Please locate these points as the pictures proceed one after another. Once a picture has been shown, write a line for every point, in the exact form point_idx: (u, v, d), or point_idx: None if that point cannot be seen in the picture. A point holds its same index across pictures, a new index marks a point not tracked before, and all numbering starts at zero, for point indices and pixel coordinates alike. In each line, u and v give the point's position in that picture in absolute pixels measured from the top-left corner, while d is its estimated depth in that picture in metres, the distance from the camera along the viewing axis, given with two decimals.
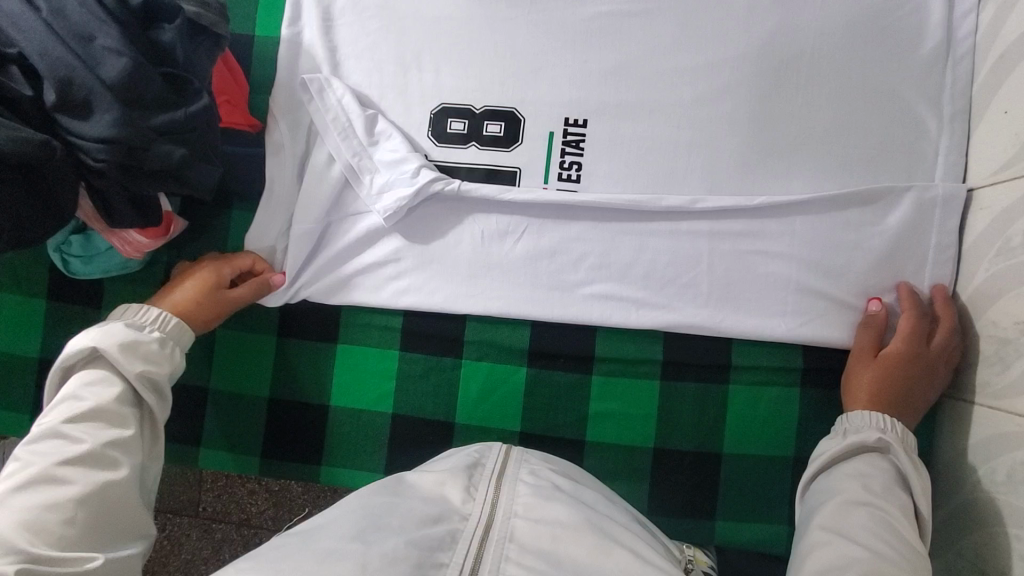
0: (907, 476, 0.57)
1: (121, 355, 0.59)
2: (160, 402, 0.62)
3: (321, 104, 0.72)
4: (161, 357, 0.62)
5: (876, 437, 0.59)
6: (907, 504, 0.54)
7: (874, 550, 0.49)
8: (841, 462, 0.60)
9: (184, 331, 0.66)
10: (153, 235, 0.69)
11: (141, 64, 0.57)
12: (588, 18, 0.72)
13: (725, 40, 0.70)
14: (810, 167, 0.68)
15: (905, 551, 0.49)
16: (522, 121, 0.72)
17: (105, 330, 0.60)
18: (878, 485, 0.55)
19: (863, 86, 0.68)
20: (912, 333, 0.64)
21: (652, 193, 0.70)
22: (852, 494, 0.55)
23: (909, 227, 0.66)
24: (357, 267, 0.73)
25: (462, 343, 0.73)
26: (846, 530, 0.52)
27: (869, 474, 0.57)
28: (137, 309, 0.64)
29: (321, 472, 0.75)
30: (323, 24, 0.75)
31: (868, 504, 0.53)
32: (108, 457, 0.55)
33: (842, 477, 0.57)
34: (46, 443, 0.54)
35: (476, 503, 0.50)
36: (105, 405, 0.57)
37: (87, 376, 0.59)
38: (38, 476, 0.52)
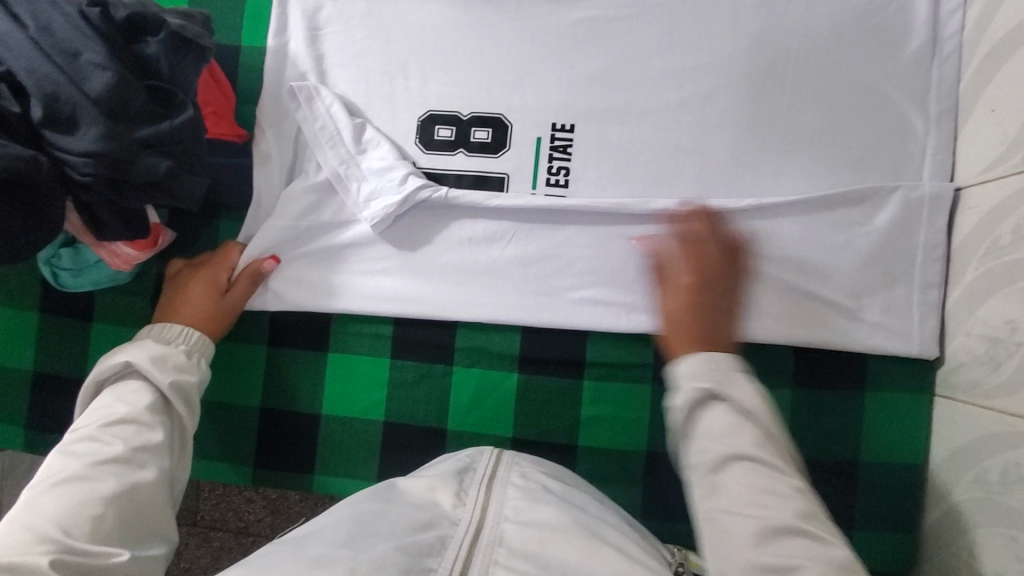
0: (753, 412, 0.46)
1: (153, 366, 0.61)
2: (191, 411, 0.63)
3: (304, 113, 0.73)
4: (189, 368, 0.64)
5: (683, 395, 0.47)
6: (777, 442, 0.45)
7: (763, 508, 0.41)
8: (704, 428, 0.46)
9: (206, 344, 0.68)
10: (142, 247, 0.69)
11: (126, 78, 0.57)
12: (574, 23, 0.72)
13: (711, 43, 0.70)
14: (798, 169, 0.68)
15: (784, 483, 0.43)
16: (509, 127, 0.72)
17: (137, 347, 0.63)
18: (729, 445, 0.44)
19: (850, 86, 0.68)
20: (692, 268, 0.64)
21: (640, 198, 0.70)
22: (721, 453, 0.44)
23: (897, 227, 0.66)
24: (347, 277, 0.73)
25: (453, 351, 0.73)
26: (731, 501, 0.43)
27: (714, 430, 0.45)
28: (160, 327, 0.67)
29: (313, 482, 0.75)
30: (310, 34, 0.75)
31: (751, 456, 0.43)
32: (137, 460, 0.55)
33: (705, 438, 0.46)
34: (81, 445, 0.55)
35: (466, 508, 0.50)
36: (139, 411, 0.58)
37: (122, 387, 0.61)
38: (73, 474, 0.52)
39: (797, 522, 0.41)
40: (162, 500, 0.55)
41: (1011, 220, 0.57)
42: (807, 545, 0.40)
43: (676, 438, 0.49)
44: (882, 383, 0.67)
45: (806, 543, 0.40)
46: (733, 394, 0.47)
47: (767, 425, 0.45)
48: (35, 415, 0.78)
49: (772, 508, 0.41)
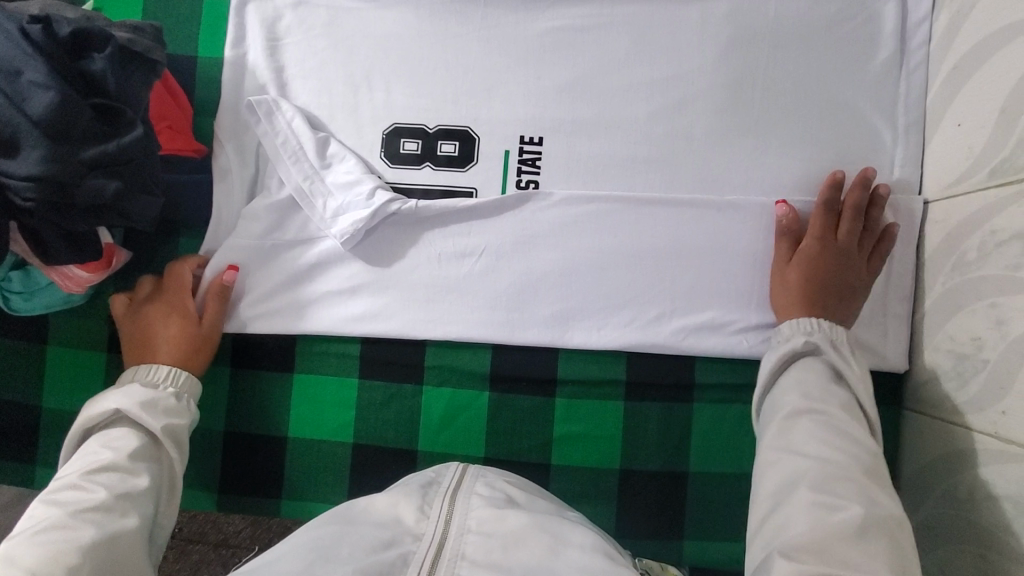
0: (845, 373, 0.56)
1: (141, 412, 0.60)
2: (179, 457, 0.62)
3: (263, 125, 0.70)
4: (178, 411, 0.63)
5: (799, 344, 0.59)
6: (853, 407, 0.54)
7: (824, 452, 0.49)
8: (805, 378, 0.56)
9: (195, 384, 0.66)
10: (94, 269, 0.66)
11: (70, 97, 0.55)
12: (541, 33, 0.71)
13: (679, 54, 0.69)
14: (769, 181, 0.68)
15: (852, 433, 0.50)
16: (476, 140, 0.71)
17: (126, 391, 0.62)
18: (831, 401, 0.53)
19: (819, 98, 0.67)
20: (821, 226, 0.65)
21: (609, 212, 0.69)
22: (795, 407, 0.53)
23: (867, 240, 0.65)
24: (313, 295, 0.71)
25: (423, 369, 0.71)
26: (794, 444, 0.51)
27: (807, 380, 0.55)
28: (147, 367, 0.65)
29: (281, 506, 0.73)
30: (269, 45, 0.72)
31: (809, 409, 0.53)
32: (119, 509, 0.54)
33: (784, 389, 0.56)
34: (65, 493, 0.54)
35: (430, 522, 0.49)
36: (124, 459, 0.58)
37: (110, 432, 0.60)
38: (53, 523, 0.51)
39: (870, 475, 0.47)
40: (142, 549, 0.54)
41: (977, 234, 0.57)
42: (858, 488, 0.46)
43: (767, 393, 0.59)
44: None
45: (857, 487, 0.46)
46: (840, 359, 0.57)
47: (857, 391, 0.55)
48: None
49: (836, 450, 0.49)
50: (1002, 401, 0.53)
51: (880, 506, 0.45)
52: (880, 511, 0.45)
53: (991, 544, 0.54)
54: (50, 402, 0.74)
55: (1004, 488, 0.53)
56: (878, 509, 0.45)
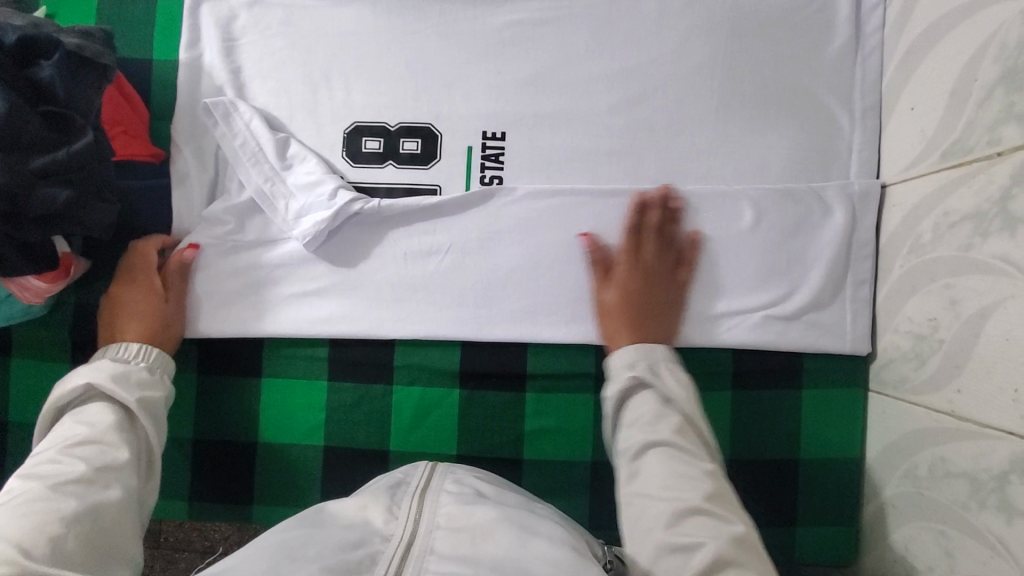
0: (673, 396, 0.55)
1: (114, 385, 0.59)
2: (157, 430, 0.61)
3: (218, 122, 0.69)
4: (151, 385, 0.62)
5: (625, 380, 0.56)
6: (693, 435, 0.53)
7: (672, 492, 0.48)
8: (633, 411, 0.55)
9: (168, 362, 0.65)
10: (53, 279, 0.64)
11: (19, 105, 0.54)
12: (500, 27, 0.70)
13: (638, 45, 0.69)
14: (730, 170, 0.68)
15: (697, 463, 0.50)
16: (439, 136, 0.70)
17: (95, 367, 0.60)
18: (667, 426, 0.52)
19: (777, 86, 0.68)
20: (630, 247, 0.67)
21: (573, 206, 0.69)
22: (641, 440, 0.52)
23: (829, 226, 0.66)
24: (278, 298, 0.70)
25: (392, 369, 0.71)
26: (648, 485, 0.49)
27: (643, 414, 0.54)
28: (117, 346, 0.63)
29: (254, 511, 0.72)
30: (225, 45, 0.71)
31: (664, 441, 0.51)
32: (101, 481, 0.53)
33: (630, 427, 0.54)
34: (43, 468, 0.52)
35: (400, 522, 0.49)
36: (103, 431, 0.56)
37: (84, 410, 0.58)
38: (33, 497, 0.49)
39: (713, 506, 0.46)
40: (129, 518, 0.53)
41: (931, 217, 0.58)
42: (709, 522, 0.45)
43: (617, 427, 0.57)
44: (821, 381, 0.67)
45: (706, 519, 0.45)
46: (665, 385, 0.56)
47: (688, 411, 0.54)
48: None
49: (680, 489, 0.48)
50: (956, 380, 0.54)
51: (725, 529, 0.45)
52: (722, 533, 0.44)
53: (948, 521, 0.55)
54: (15, 414, 0.73)
55: (958, 466, 0.54)
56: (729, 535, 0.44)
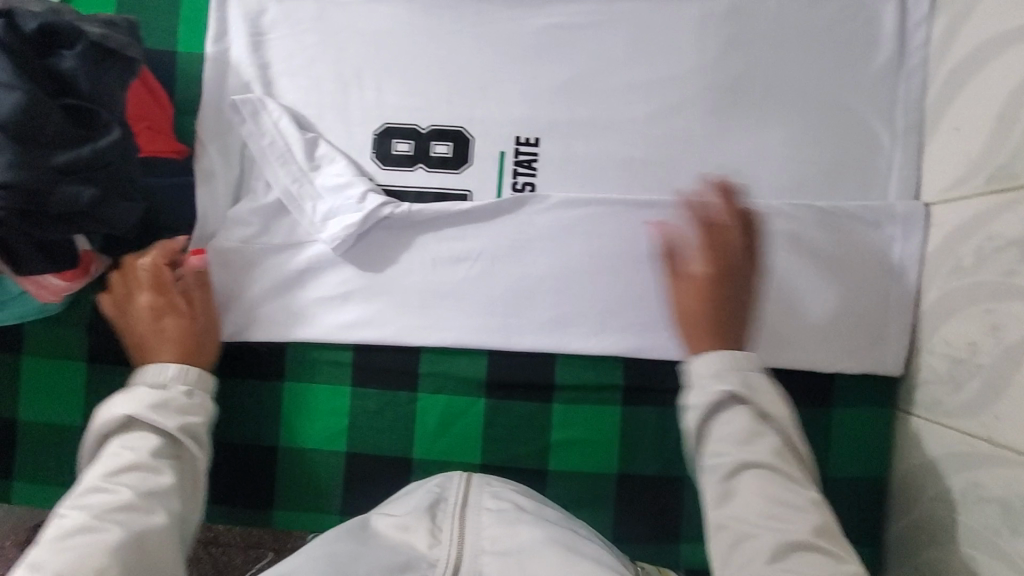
0: (772, 414, 0.50)
1: (151, 412, 0.54)
2: (197, 454, 0.56)
3: (249, 127, 0.68)
4: (196, 405, 0.57)
5: (714, 389, 0.50)
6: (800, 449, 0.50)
7: (777, 521, 0.44)
8: (723, 425, 0.50)
9: (215, 381, 0.61)
10: (72, 278, 0.63)
11: (38, 98, 0.51)
12: (537, 31, 0.69)
13: (679, 54, 0.68)
14: (767, 185, 0.67)
15: (798, 490, 0.46)
16: (471, 140, 0.69)
17: (133, 395, 0.55)
18: (761, 448, 0.48)
19: (818, 100, 0.67)
20: (710, 238, 0.64)
21: (607, 216, 0.68)
22: (733, 461, 0.47)
23: (859, 245, 0.66)
24: (304, 302, 0.69)
25: (418, 376, 0.70)
26: (749, 515, 0.45)
27: (734, 422, 0.49)
28: (154, 367, 0.58)
29: (273, 517, 0.71)
30: (253, 40, 0.69)
31: (759, 463, 0.47)
32: (148, 509, 0.50)
33: (715, 444, 0.49)
34: (89, 496, 0.50)
35: (443, 545, 0.48)
36: (143, 457, 0.52)
37: (123, 434, 0.54)
38: (80, 527, 0.47)
39: (812, 539, 0.43)
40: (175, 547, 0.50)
41: (974, 240, 0.58)
42: (824, 560, 0.42)
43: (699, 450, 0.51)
44: (850, 400, 0.67)
45: (824, 560, 0.42)
46: (757, 404, 0.50)
47: (797, 440, 0.50)
48: None
49: (788, 508, 0.45)
50: (995, 406, 0.54)
51: (840, 565, 0.42)
52: (844, 567, 0.42)
53: (982, 546, 0.55)
54: (27, 415, 0.71)
55: (993, 491, 0.54)
56: (840, 567, 0.42)
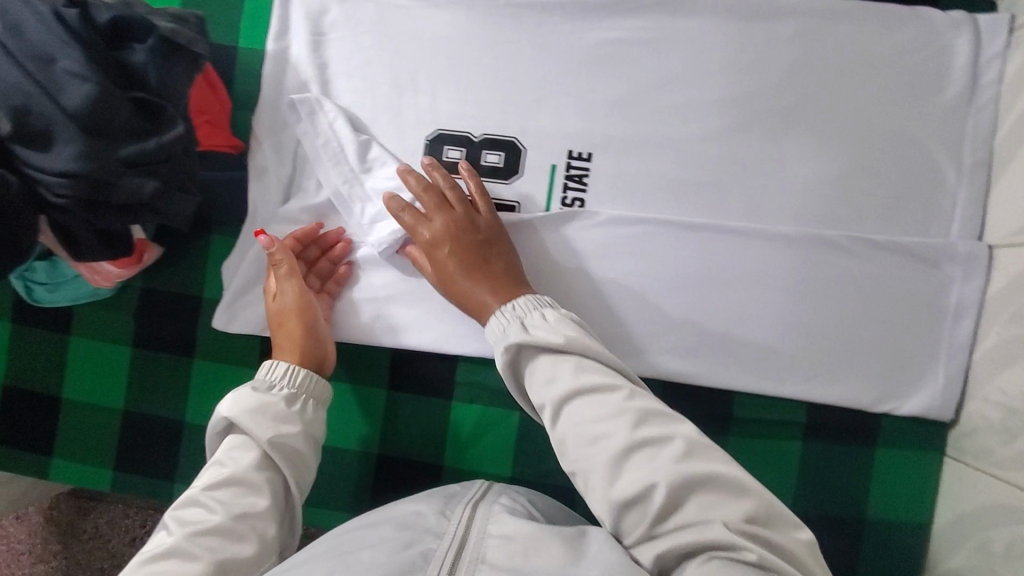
0: (560, 348, 0.52)
1: (252, 423, 0.56)
2: (296, 468, 0.58)
3: (308, 125, 0.68)
4: (294, 415, 0.59)
5: (506, 352, 0.54)
6: (597, 365, 0.51)
7: (597, 437, 0.47)
8: (535, 373, 0.53)
9: (325, 387, 0.62)
10: (125, 265, 0.64)
11: (109, 90, 0.52)
12: (596, 44, 0.68)
13: (741, 76, 0.66)
14: (823, 214, 0.65)
15: (603, 400, 0.49)
16: (523, 151, 0.68)
17: (238, 400, 0.58)
18: (567, 380, 0.50)
19: (882, 130, 0.65)
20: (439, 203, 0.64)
21: (655, 236, 0.66)
22: (552, 403, 0.50)
23: (914, 283, 0.64)
24: (345, 302, 0.69)
25: (453, 385, 0.70)
26: (589, 430, 0.48)
27: (537, 373, 0.52)
28: (268, 365, 0.61)
29: (300, 513, 0.72)
30: (313, 39, 0.70)
31: (578, 390, 0.49)
32: (238, 529, 0.52)
33: (552, 389, 0.51)
34: (189, 510, 0.53)
35: (452, 524, 0.49)
36: (243, 472, 0.55)
37: (228, 440, 0.57)
38: (174, 546, 0.50)
39: (642, 435, 0.46)
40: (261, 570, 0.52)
41: None
42: (656, 455, 0.46)
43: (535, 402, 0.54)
44: (894, 441, 0.66)
45: (648, 454, 0.46)
46: (534, 338, 0.53)
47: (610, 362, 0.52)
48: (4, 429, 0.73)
49: (604, 429, 0.47)
50: None
51: (665, 452, 0.46)
52: (665, 456, 0.45)
53: None
54: (70, 393, 0.72)
55: None
56: (671, 461, 0.45)
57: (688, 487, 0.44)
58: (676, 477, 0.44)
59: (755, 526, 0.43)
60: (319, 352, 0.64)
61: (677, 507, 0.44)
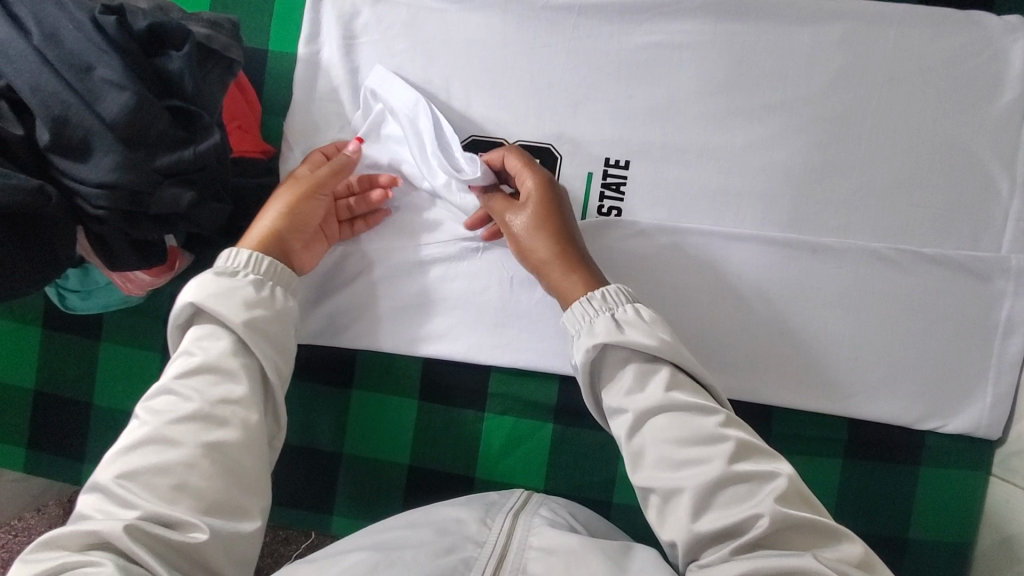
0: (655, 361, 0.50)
1: (217, 306, 0.51)
2: (274, 353, 0.53)
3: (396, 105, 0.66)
4: (264, 301, 0.54)
5: (589, 351, 0.52)
6: (689, 383, 0.50)
7: (687, 460, 0.46)
8: (618, 380, 0.51)
9: (292, 276, 0.57)
10: (157, 273, 0.63)
11: (146, 99, 0.51)
12: (634, 48, 0.66)
13: (785, 81, 0.64)
14: (868, 225, 0.63)
15: (699, 422, 0.47)
16: (558, 158, 0.67)
17: (199, 284, 0.53)
18: (655, 395, 0.49)
19: (932, 139, 0.63)
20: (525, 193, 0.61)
21: (695, 246, 0.65)
22: (635, 414, 0.49)
23: (964, 298, 0.62)
24: (377, 311, 0.68)
25: (486, 396, 0.69)
26: (678, 451, 0.46)
27: (621, 380, 0.51)
28: (228, 251, 0.56)
29: (331, 522, 0.71)
30: (345, 43, 0.69)
31: (666, 407, 0.48)
32: (217, 415, 0.48)
33: (634, 399, 0.49)
34: (161, 400, 0.49)
35: (492, 532, 0.50)
36: (214, 359, 0.50)
37: (194, 329, 0.53)
38: (150, 436, 0.47)
39: (741, 469, 0.45)
40: (254, 453, 0.49)
41: None
42: (755, 489, 0.44)
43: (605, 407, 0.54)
44: (939, 459, 0.64)
45: (747, 487, 0.44)
46: (628, 339, 0.50)
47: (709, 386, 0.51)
48: (36, 436, 0.73)
49: (697, 454, 0.46)
50: None
51: (764, 489, 0.44)
52: (766, 494, 0.44)
53: None
54: (102, 400, 0.72)
55: None
56: (773, 499, 0.43)
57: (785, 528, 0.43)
58: (778, 516, 0.42)
59: (854, 569, 0.41)
60: (288, 243, 0.60)
61: (766, 545, 0.43)
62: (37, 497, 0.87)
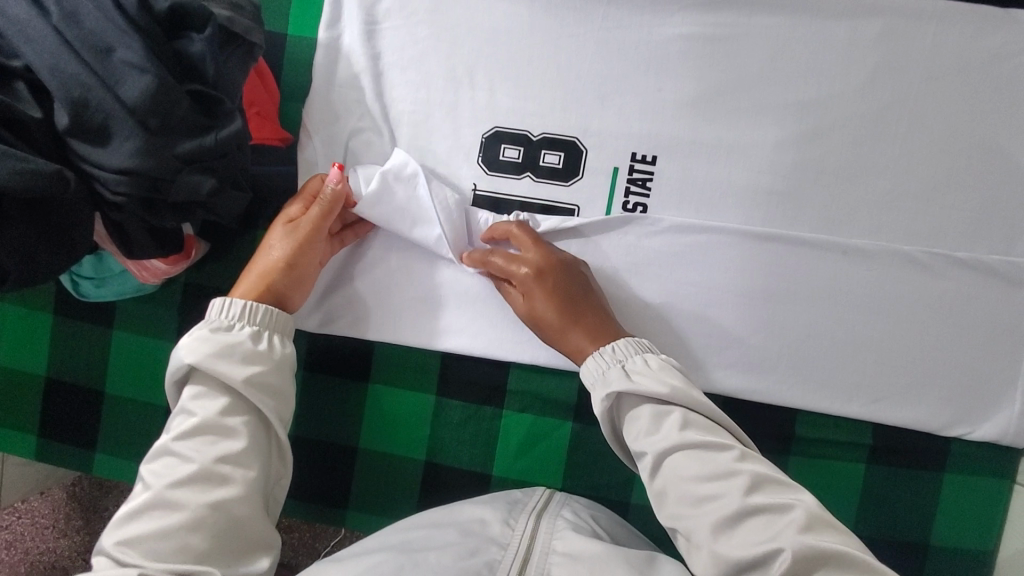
0: (670, 408, 0.50)
1: (214, 365, 0.50)
2: (276, 404, 0.53)
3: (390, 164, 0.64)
4: (262, 354, 0.53)
5: (603, 401, 0.53)
6: (703, 421, 0.50)
7: (703, 498, 0.46)
8: (635, 421, 0.52)
9: (286, 319, 0.57)
10: (173, 261, 0.62)
11: (167, 82, 0.49)
12: (665, 40, 0.64)
13: (820, 77, 0.63)
14: (900, 228, 0.62)
15: (717, 459, 0.47)
16: (584, 151, 0.65)
17: (191, 344, 0.52)
18: (671, 433, 0.49)
19: (968, 141, 0.61)
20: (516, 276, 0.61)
21: (723, 245, 0.63)
22: (651, 456, 0.49)
23: (995, 304, 0.61)
24: (395, 305, 0.67)
25: (505, 392, 0.68)
26: (694, 492, 0.47)
27: (637, 424, 0.51)
28: (220, 304, 0.54)
29: (345, 517, 0.71)
30: (366, 28, 0.67)
31: (683, 445, 0.48)
32: (218, 474, 0.48)
33: (648, 445, 0.49)
34: (161, 462, 0.49)
35: (515, 535, 0.49)
36: (213, 418, 0.50)
37: (190, 388, 0.52)
38: (152, 501, 0.47)
39: (757, 501, 0.44)
40: (258, 508, 0.49)
41: None
42: (775, 521, 0.44)
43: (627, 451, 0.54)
44: (963, 465, 0.63)
45: (765, 520, 0.44)
46: (638, 385, 0.51)
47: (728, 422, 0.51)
48: (45, 422, 0.73)
49: (712, 489, 0.46)
50: None
51: (784, 521, 0.44)
52: (786, 526, 0.43)
53: None
54: (113, 389, 0.71)
55: None
56: (794, 532, 0.42)
57: (810, 562, 0.42)
58: (800, 549, 0.41)
59: None
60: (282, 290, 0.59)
61: None
62: (43, 480, 0.87)
